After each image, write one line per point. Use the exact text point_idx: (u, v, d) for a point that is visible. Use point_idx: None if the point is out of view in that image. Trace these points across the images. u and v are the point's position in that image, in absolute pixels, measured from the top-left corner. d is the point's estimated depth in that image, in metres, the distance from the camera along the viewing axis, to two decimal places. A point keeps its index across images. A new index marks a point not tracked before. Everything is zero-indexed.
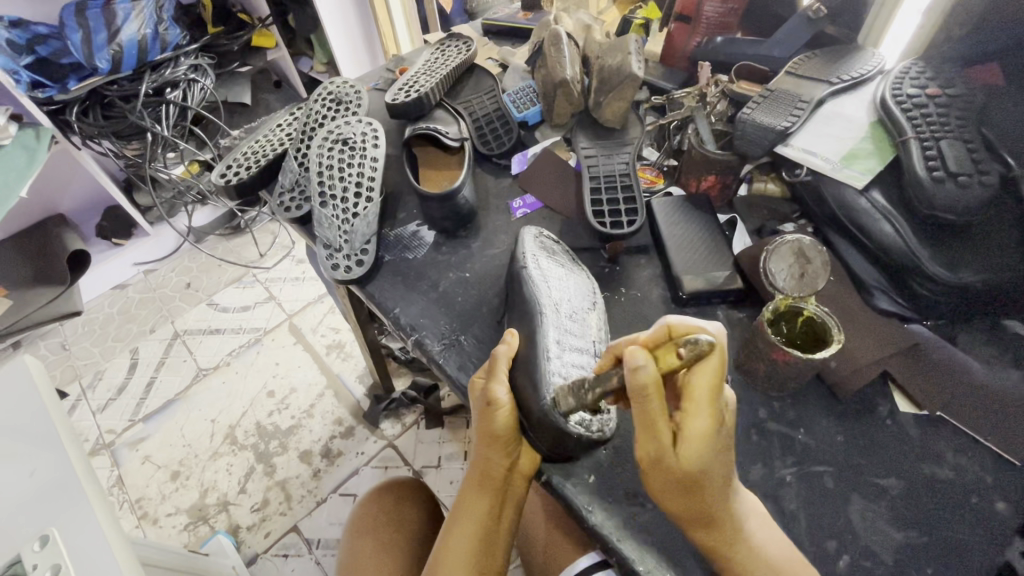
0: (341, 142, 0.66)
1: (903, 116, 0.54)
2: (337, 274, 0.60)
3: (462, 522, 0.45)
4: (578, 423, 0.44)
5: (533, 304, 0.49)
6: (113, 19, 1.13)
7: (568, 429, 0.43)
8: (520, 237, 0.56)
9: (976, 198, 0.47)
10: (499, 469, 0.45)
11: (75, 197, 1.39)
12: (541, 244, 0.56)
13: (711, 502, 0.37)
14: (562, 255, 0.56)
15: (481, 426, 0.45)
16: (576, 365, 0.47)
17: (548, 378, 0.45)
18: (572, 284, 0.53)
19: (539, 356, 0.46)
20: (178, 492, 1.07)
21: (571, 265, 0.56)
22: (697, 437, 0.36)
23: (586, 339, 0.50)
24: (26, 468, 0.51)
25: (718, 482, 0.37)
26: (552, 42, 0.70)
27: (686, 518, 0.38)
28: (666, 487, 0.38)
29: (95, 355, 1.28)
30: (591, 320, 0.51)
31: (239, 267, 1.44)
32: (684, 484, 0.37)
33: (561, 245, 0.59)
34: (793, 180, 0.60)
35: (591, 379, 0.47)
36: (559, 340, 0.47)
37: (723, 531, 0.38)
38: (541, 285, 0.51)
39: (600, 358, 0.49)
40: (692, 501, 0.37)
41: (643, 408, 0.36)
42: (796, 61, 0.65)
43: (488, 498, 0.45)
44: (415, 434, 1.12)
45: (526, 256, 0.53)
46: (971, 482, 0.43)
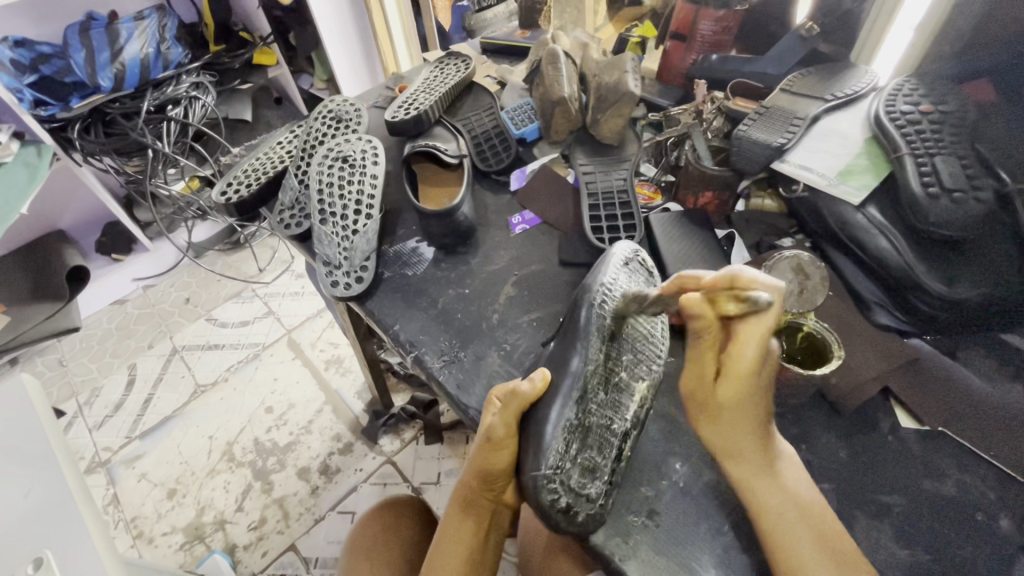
0: (342, 160, 0.67)
1: (896, 130, 0.55)
2: (337, 292, 0.60)
3: (448, 546, 0.46)
4: (555, 506, 0.40)
5: (569, 356, 0.45)
6: (117, 39, 1.18)
7: (549, 510, 0.40)
8: (608, 258, 0.50)
9: (970, 215, 0.47)
10: (485, 498, 0.47)
11: (76, 213, 1.40)
12: (627, 264, 0.51)
13: (743, 441, 0.40)
14: (643, 282, 0.51)
15: (477, 456, 0.45)
16: (588, 444, 0.44)
17: (548, 451, 0.41)
18: (634, 336, 0.48)
19: (550, 417, 0.42)
20: (174, 510, 1.06)
21: (651, 307, 0.50)
22: (737, 381, 0.38)
23: (614, 419, 0.45)
24: (21, 488, 0.51)
25: (749, 430, 0.40)
26: (550, 61, 0.71)
27: (721, 454, 0.41)
28: (710, 425, 0.41)
29: (93, 371, 1.27)
30: (630, 395, 0.46)
31: (238, 282, 1.44)
32: (729, 420, 0.40)
33: (649, 276, 0.53)
34: (791, 196, 0.60)
35: (599, 462, 0.43)
36: (577, 416, 0.43)
37: (753, 472, 0.40)
38: (601, 335, 0.45)
39: (623, 445, 0.45)
40: (729, 436, 0.40)
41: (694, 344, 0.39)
42: (789, 79, 0.66)
43: (473, 521, 0.47)
44: (414, 450, 1.11)
45: (601, 285, 0.47)
46: (975, 499, 0.43)
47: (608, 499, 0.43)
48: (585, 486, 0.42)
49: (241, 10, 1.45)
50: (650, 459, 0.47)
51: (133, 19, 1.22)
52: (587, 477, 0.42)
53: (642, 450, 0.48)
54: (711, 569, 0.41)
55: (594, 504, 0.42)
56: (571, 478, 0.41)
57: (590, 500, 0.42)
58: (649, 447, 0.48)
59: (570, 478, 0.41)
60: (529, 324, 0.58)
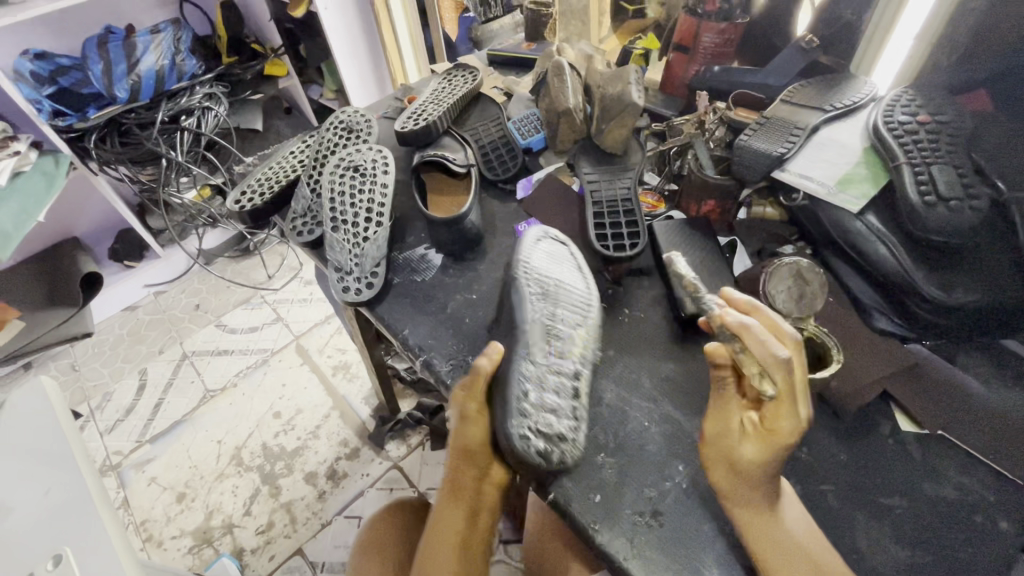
0: (354, 170, 0.69)
1: (895, 142, 0.56)
2: (348, 297, 0.62)
3: (442, 533, 0.46)
4: (535, 451, 0.45)
5: (518, 323, 0.52)
6: (134, 51, 1.21)
7: (528, 455, 0.45)
8: (521, 242, 0.59)
9: (967, 222, 0.48)
10: (469, 481, 0.48)
11: (91, 220, 1.43)
12: (540, 241, 0.60)
13: (748, 488, 0.41)
14: (565, 255, 0.60)
15: (455, 438, 0.48)
16: (548, 389, 0.49)
17: (512, 405, 0.46)
18: (566, 297, 0.55)
19: (512, 377, 0.48)
20: (183, 514, 1.07)
21: (573, 273, 0.58)
22: (757, 435, 0.41)
23: (568, 363, 0.51)
24: (42, 487, 0.54)
25: (752, 482, 0.41)
26: (555, 73, 0.73)
27: (723, 493, 0.42)
28: (715, 461, 0.42)
29: (105, 376, 1.29)
30: (576, 342, 0.52)
31: (248, 288, 1.46)
32: (728, 461, 0.42)
33: (567, 247, 0.61)
34: (791, 204, 0.62)
35: (559, 404, 0.48)
36: (534, 369, 0.49)
37: (751, 507, 0.41)
38: (531, 301, 0.53)
39: (577, 382, 0.50)
40: (739, 481, 0.41)
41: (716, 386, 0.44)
42: (789, 90, 0.68)
43: (463, 504, 0.47)
44: (420, 455, 1.12)
45: (520, 263, 0.56)
46: (973, 501, 0.44)
47: (579, 435, 0.48)
48: (554, 425, 0.47)
49: (254, 23, 1.49)
50: (654, 462, 0.48)
51: (149, 32, 1.25)
52: (552, 417, 0.47)
53: (646, 452, 0.49)
54: (713, 569, 0.42)
55: (567, 442, 0.47)
56: (539, 423, 0.46)
57: (562, 440, 0.47)
58: (653, 450, 0.49)
59: (537, 422, 0.47)
60: None
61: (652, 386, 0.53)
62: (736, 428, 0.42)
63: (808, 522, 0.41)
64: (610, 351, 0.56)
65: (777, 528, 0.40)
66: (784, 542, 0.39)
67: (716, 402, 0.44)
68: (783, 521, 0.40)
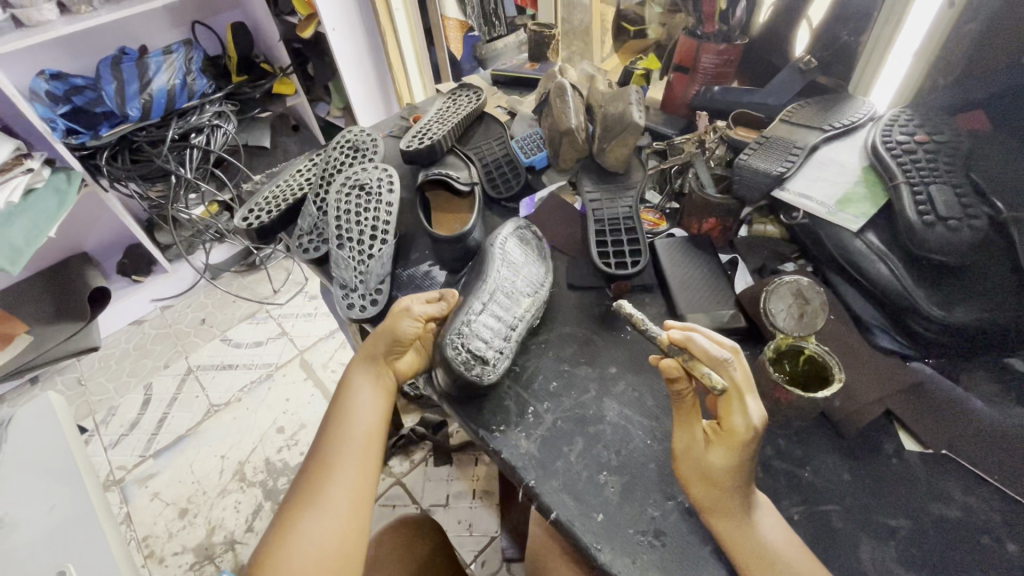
0: (358, 190, 0.70)
1: (894, 162, 0.57)
2: (353, 313, 0.63)
3: (354, 388, 0.54)
4: (461, 360, 0.51)
5: (480, 274, 0.57)
6: (146, 71, 1.24)
7: (452, 362, 0.51)
8: (501, 226, 0.62)
9: (966, 241, 0.47)
10: (380, 353, 0.55)
11: (100, 235, 1.45)
12: (517, 231, 0.62)
13: (728, 498, 0.41)
14: (533, 251, 0.62)
15: (387, 323, 0.54)
16: (487, 326, 0.54)
17: (454, 323, 0.53)
18: (525, 271, 0.59)
19: (460, 310, 0.54)
20: (185, 530, 1.07)
21: (536, 260, 0.62)
22: (720, 441, 0.41)
23: (509, 314, 0.56)
24: (47, 503, 0.60)
25: (730, 490, 0.41)
26: (557, 93, 0.74)
27: (705, 507, 0.42)
28: (690, 473, 0.42)
29: (110, 391, 1.30)
30: (524, 303, 0.57)
31: (254, 303, 1.47)
32: (702, 471, 0.42)
33: (540, 242, 0.64)
34: (792, 223, 0.63)
35: (493, 339, 0.54)
36: (483, 302, 0.55)
37: (736, 522, 0.41)
38: (496, 264, 0.58)
39: (512, 330, 0.55)
40: (717, 492, 0.41)
41: (676, 401, 0.44)
42: (788, 110, 0.69)
43: (373, 372, 0.55)
44: (423, 471, 1.12)
45: (494, 238, 0.60)
46: (980, 522, 0.43)
47: (502, 363, 0.53)
48: (482, 352, 0.52)
49: (263, 43, 1.53)
50: (658, 481, 0.48)
51: (162, 52, 1.28)
52: (484, 345, 0.53)
53: (649, 470, 0.49)
54: None
55: (489, 365, 0.52)
56: (472, 344, 0.52)
57: (487, 362, 0.52)
58: (656, 469, 0.48)
59: (472, 344, 0.52)
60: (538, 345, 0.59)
61: (655, 404, 0.53)
62: (699, 435, 0.42)
63: (790, 536, 0.41)
64: (613, 368, 0.56)
65: (774, 548, 0.40)
66: (765, 556, 0.39)
67: (679, 416, 0.44)
68: (758, 531, 0.40)
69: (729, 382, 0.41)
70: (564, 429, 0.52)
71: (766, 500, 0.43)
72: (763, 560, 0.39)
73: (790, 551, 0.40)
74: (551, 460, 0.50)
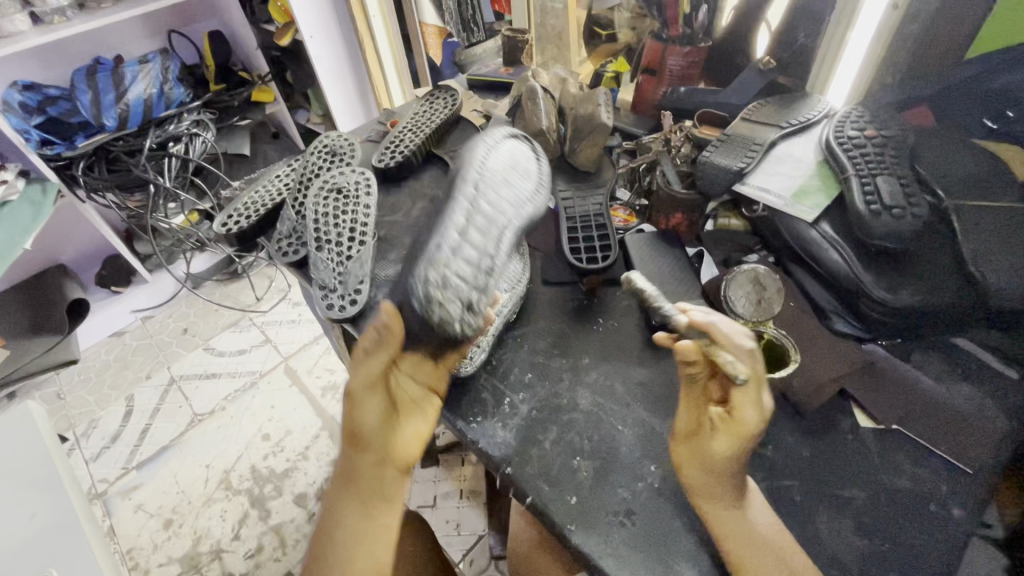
0: (475, 221, 0.48)
1: (844, 155, 0.60)
2: (332, 313, 0.64)
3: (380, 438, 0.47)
4: (439, 354, 0.53)
5: None
6: (122, 81, 1.24)
7: (431, 355, 0.52)
8: None
9: (909, 227, 0.51)
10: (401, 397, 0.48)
11: (77, 246, 1.44)
12: None
13: (721, 487, 0.43)
14: (510, 245, 0.64)
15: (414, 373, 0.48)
16: None
17: None
18: (502, 266, 0.61)
19: None
20: (170, 541, 1.06)
21: (514, 254, 0.63)
22: (726, 429, 0.43)
23: None
24: (27, 511, 0.60)
25: (725, 480, 0.43)
26: (529, 96, 0.76)
27: (695, 491, 0.44)
28: (688, 459, 0.45)
29: (91, 404, 1.29)
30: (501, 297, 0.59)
31: (236, 311, 1.47)
32: (699, 459, 0.44)
33: (517, 235, 0.66)
34: (753, 215, 0.66)
35: None
36: None
37: (724, 507, 0.42)
38: None
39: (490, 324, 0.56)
40: (710, 478, 0.43)
41: (687, 386, 0.46)
42: (750, 108, 0.72)
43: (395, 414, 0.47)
44: (411, 474, 1.13)
45: None
46: (928, 490, 0.46)
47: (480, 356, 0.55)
48: None
49: (241, 51, 1.53)
50: (630, 464, 0.50)
51: (138, 62, 1.28)
52: None
53: (621, 453, 0.51)
54: (691, 567, 0.44)
55: (465, 359, 0.54)
56: None
57: (465, 355, 0.54)
58: (628, 451, 0.51)
59: None
60: (514, 340, 0.60)
61: (626, 392, 0.55)
62: (703, 424, 0.45)
63: (775, 522, 0.43)
64: (586, 359, 0.58)
65: (761, 533, 0.42)
66: (751, 538, 0.41)
67: (686, 399, 0.47)
68: (750, 522, 0.42)
69: (756, 386, 0.41)
70: (538, 419, 0.54)
71: (756, 489, 0.45)
72: (743, 540, 0.41)
73: (772, 532, 0.42)
74: (526, 449, 0.52)
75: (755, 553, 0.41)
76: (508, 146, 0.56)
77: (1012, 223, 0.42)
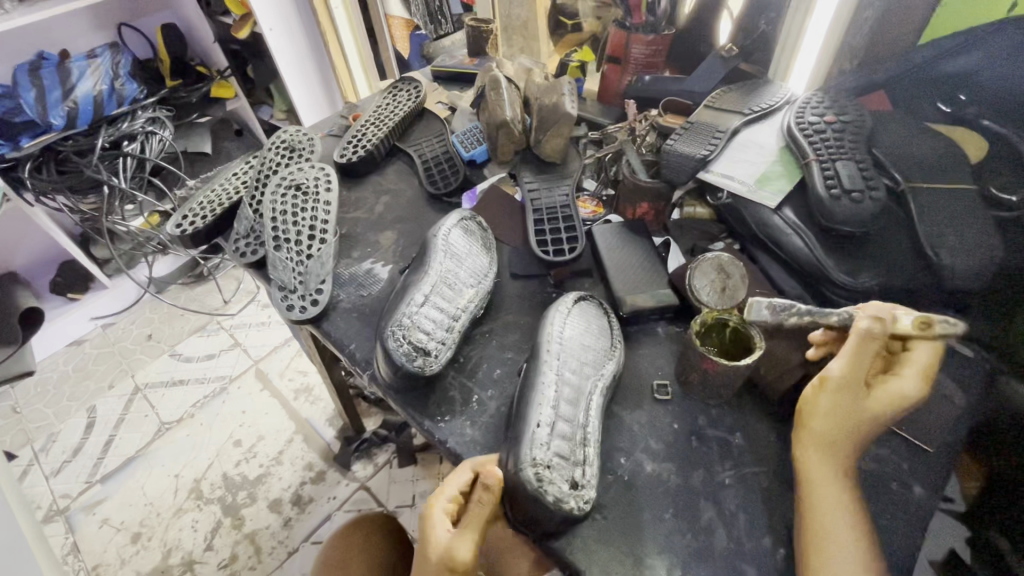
0: (563, 393, 0.48)
1: (805, 142, 0.60)
2: (292, 315, 0.62)
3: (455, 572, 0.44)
4: (402, 352, 0.51)
5: (423, 265, 0.57)
6: (69, 78, 1.18)
7: (394, 353, 0.51)
8: (444, 218, 0.62)
9: (868, 210, 0.52)
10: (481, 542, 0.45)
11: (28, 252, 1.37)
12: (461, 223, 0.62)
13: (839, 454, 0.44)
14: (477, 242, 0.62)
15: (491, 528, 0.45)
16: (429, 316, 0.54)
17: (396, 315, 0.53)
18: (468, 262, 0.60)
19: (403, 303, 0.54)
20: (138, 555, 1.02)
21: (479, 250, 0.62)
22: (889, 395, 0.43)
23: (452, 305, 0.56)
24: None
25: (847, 447, 0.44)
26: (493, 87, 0.75)
27: (805, 476, 0.43)
28: (826, 411, 0.43)
29: (49, 416, 1.23)
30: (466, 294, 0.57)
31: (203, 315, 1.42)
32: (838, 416, 0.43)
33: (484, 231, 0.65)
34: (717, 203, 0.65)
35: (435, 330, 0.54)
36: (426, 294, 0.55)
37: (827, 488, 0.43)
38: (439, 255, 0.58)
39: (454, 321, 0.55)
40: (833, 454, 0.43)
41: (864, 342, 0.42)
42: (713, 96, 0.72)
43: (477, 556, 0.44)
44: (388, 474, 1.11)
45: (438, 230, 0.60)
46: (890, 470, 0.48)
47: (445, 353, 0.54)
48: (424, 343, 0.52)
49: (198, 45, 1.48)
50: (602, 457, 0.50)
51: (85, 57, 1.22)
52: (426, 337, 0.53)
53: None
54: (663, 559, 0.44)
55: (429, 356, 0.52)
56: (414, 336, 0.52)
57: (429, 352, 0.52)
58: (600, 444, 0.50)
59: (415, 336, 0.52)
60: (482, 335, 0.59)
61: None
62: (863, 384, 0.43)
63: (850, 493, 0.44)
64: None
65: (842, 507, 0.42)
66: (836, 512, 0.42)
67: (852, 350, 0.43)
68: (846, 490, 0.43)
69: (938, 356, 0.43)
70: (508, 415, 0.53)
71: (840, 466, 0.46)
72: (832, 502, 0.42)
73: (848, 503, 0.43)
74: (495, 446, 0.51)
75: (836, 523, 0.41)
76: (579, 310, 0.55)
77: (958, 206, 0.43)
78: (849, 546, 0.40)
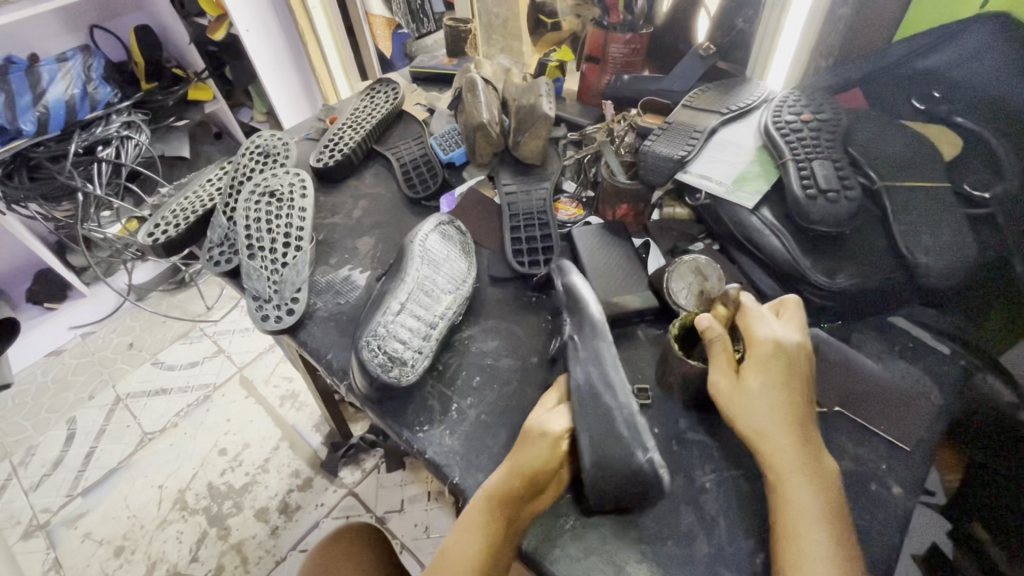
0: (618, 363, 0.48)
1: (782, 139, 0.59)
2: (268, 325, 0.60)
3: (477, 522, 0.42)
4: (377, 363, 0.50)
5: (399, 273, 0.56)
6: (38, 82, 1.14)
7: (369, 364, 0.50)
8: (421, 223, 0.61)
9: (845, 210, 0.52)
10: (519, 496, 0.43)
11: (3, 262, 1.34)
12: (438, 228, 0.61)
13: (800, 452, 0.43)
14: (456, 246, 0.62)
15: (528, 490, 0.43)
16: (404, 326, 0.53)
17: (370, 325, 0.52)
18: (445, 267, 0.59)
19: (377, 313, 0.53)
20: (122, 568, 1.00)
21: (458, 254, 0.61)
22: (753, 361, 0.46)
23: (430, 312, 0.55)
24: None
25: (799, 437, 0.43)
26: (470, 89, 0.74)
27: (773, 478, 0.42)
28: (733, 407, 0.45)
29: (27, 429, 1.20)
30: (443, 300, 0.56)
31: (185, 322, 1.40)
32: (743, 408, 0.44)
33: (463, 234, 0.64)
34: (695, 204, 0.65)
35: (411, 339, 0.53)
36: (401, 302, 0.54)
37: (796, 485, 0.41)
38: (416, 261, 0.57)
39: (431, 329, 0.54)
40: (791, 452, 0.43)
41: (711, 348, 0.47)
42: (690, 95, 0.72)
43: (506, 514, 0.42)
44: (376, 479, 1.10)
45: (414, 236, 0.59)
46: (869, 470, 0.47)
47: (421, 362, 0.53)
48: (399, 353, 0.52)
49: (173, 47, 1.44)
50: None
51: (56, 60, 1.19)
52: (402, 347, 0.52)
53: None
54: (645, 566, 0.43)
55: (406, 366, 0.52)
56: (389, 346, 0.51)
57: (405, 363, 0.52)
58: None
59: (390, 346, 0.52)
60: (462, 341, 0.59)
61: None
62: (730, 369, 0.46)
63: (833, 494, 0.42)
64: (537, 358, 0.57)
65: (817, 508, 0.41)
66: (809, 511, 0.40)
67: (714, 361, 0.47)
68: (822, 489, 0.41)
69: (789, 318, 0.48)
70: (488, 423, 0.52)
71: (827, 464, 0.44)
72: (802, 502, 0.41)
73: (823, 504, 0.41)
74: (476, 456, 0.50)
75: (810, 522, 0.40)
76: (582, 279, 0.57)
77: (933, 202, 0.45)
78: (822, 535, 0.39)
